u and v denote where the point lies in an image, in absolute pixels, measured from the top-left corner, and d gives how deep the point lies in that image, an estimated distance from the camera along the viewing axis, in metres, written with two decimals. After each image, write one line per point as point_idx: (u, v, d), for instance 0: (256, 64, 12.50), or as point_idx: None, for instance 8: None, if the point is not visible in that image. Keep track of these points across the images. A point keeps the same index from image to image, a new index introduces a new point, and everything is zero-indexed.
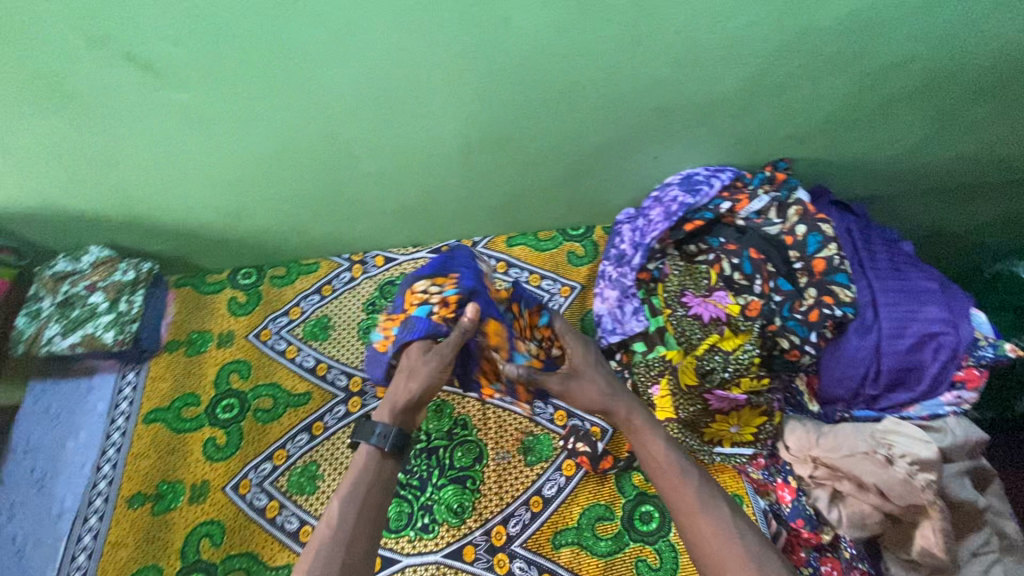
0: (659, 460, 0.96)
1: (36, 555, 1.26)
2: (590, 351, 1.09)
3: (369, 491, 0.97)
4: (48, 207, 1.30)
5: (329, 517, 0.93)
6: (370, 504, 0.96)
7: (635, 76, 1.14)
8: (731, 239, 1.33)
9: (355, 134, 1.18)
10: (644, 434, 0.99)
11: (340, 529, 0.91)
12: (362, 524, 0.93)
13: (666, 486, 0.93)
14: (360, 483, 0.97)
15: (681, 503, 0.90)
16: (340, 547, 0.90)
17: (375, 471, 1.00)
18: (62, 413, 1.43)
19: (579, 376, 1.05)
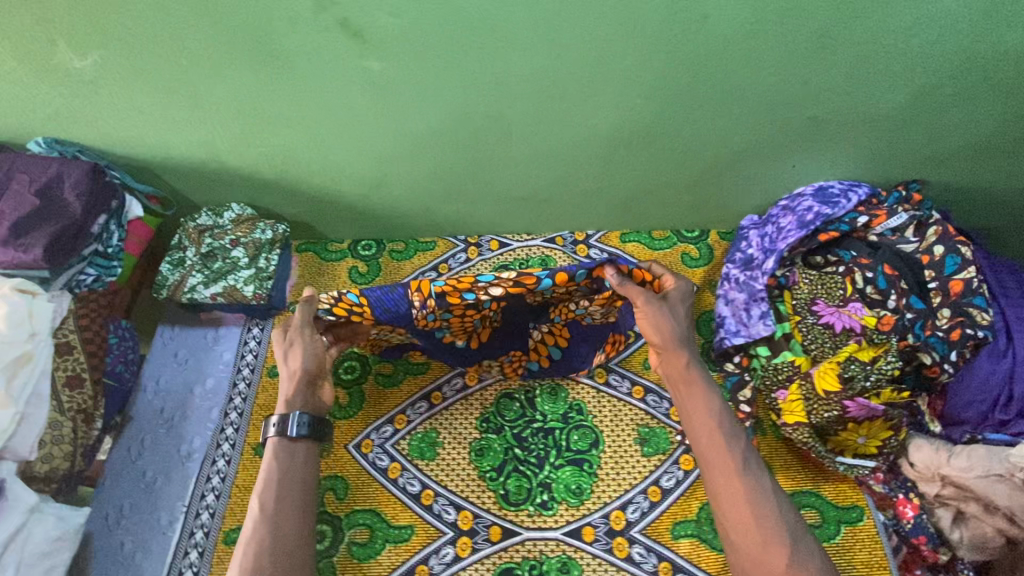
0: (696, 410, 1.15)
1: (165, 491, 1.31)
2: (676, 302, 1.23)
3: (274, 485, 1.09)
4: (207, 163, 1.35)
5: (253, 510, 1.07)
6: (292, 488, 1.10)
7: (802, 85, 1.17)
8: (863, 253, 1.34)
9: (519, 117, 1.23)
10: (692, 386, 1.17)
11: (260, 522, 1.05)
12: (288, 513, 1.07)
13: (699, 432, 1.13)
14: (284, 476, 1.10)
15: (709, 448, 1.11)
16: (277, 534, 1.04)
17: (291, 464, 1.12)
18: (190, 357, 1.48)
19: (660, 316, 1.20)
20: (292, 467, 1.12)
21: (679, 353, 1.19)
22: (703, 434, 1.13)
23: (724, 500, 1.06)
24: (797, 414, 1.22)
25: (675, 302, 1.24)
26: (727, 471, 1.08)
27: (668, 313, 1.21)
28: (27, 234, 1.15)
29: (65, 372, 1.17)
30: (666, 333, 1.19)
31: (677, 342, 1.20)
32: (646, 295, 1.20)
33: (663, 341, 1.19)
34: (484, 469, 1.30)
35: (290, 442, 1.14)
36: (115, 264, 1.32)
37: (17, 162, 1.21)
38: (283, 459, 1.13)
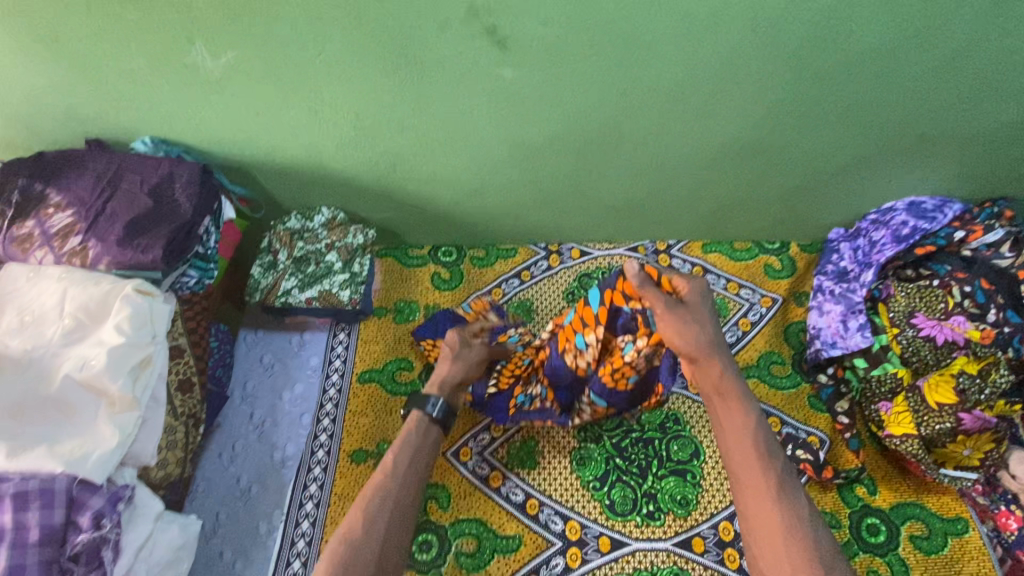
0: (739, 435, 0.96)
1: (261, 499, 1.27)
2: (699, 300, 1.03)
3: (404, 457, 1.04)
4: (309, 165, 1.34)
5: (378, 474, 1.02)
6: (418, 456, 1.06)
7: (919, 103, 1.20)
8: (958, 268, 1.37)
9: (635, 126, 1.24)
10: (731, 402, 0.99)
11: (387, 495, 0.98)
12: (409, 487, 1.01)
13: (738, 461, 0.95)
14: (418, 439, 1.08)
15: (750, 482, 0.93)
16: (390, 506, 0.97)
17: (424, 432, 1.09)
18: (276, 363, 1.44)
19: (682, 324, 1.00)
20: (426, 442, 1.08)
21: (715, 364, 1.00)
22: (739, 464, 0.95)
23: (765, 546, 0.88)
24: (905, 425, 1.24)
25: (700, 304, 1.03)
26: (766, 508, 0.90)
27: (690, 317, 1.01)
28: (142, 235, 1.13)
29: (178, 376, 1.15)
30: (694, 343, 1.00)
31: (707, 351, 1.00)
32: (665, 303, 1.00)
33: (691, 352, 1.00)
34: (587, 479, 1.29)
35: (424, 417, 1.11)
36: (212, 266, 1.27)
37: (125, 162, 1.21)
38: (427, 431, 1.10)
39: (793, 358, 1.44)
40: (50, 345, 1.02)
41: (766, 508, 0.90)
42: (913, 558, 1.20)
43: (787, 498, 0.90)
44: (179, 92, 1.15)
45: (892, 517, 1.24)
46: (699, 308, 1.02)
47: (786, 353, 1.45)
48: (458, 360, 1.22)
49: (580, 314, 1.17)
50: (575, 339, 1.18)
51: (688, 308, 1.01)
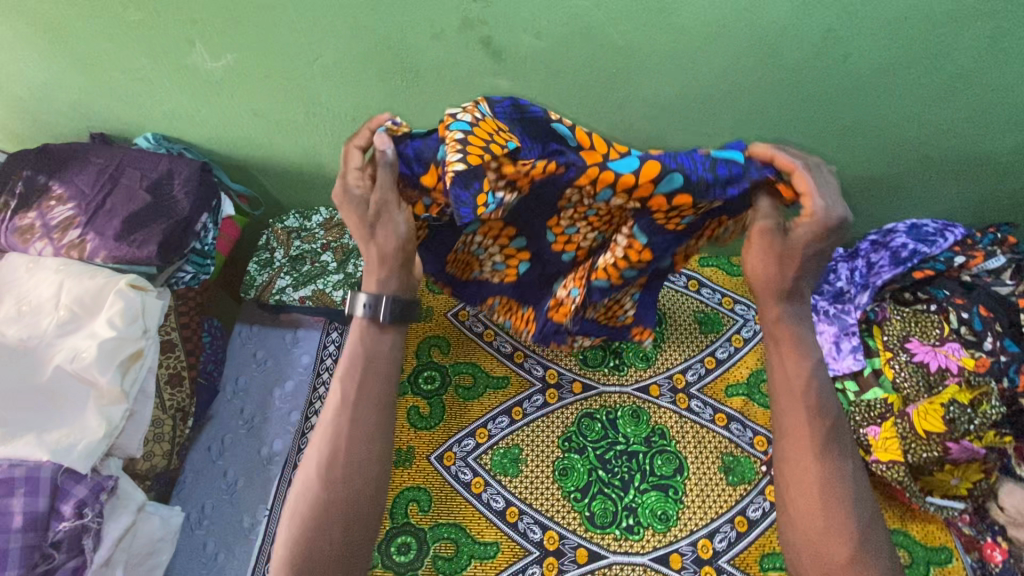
0: (793, 399, 0.98)
1: (246, 493, 1.29)
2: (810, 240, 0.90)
3: (353, 387, 0.98)
4: (307, 167, 1.36)
5: (333, 400, 0.98)
6: (373, 378, 0.99)
7: (922, 126, 1.18)
8: (956, 293, 1.34)
9: (631, 140, 1.24)
10: (796, 365, 0.99)
11: (344, 414, 0.96)
12: (367, 414, 0.96)
13: (793, 427, 0.97)
14: (367, 357, 1.00)
15: (800, 445, 0.96)
16: (348, 431, 0.95)
17: (376, 348, 1.01)
18: (269, 359, 1.46)
19: (778, 276, 0.95)
20: (369, 357, 0.99)
21: (794, 327, 1.00)
22: (795, 426, 0.97)
23: (797, 496, 0.94)
24: (892, 452, 1.21)
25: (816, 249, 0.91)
26: (808, 471, 0.95)
27: (782, 254, 0.94)
28: (139, 230, 1.16)
29: (168, 370, 1.16)
30: (777, 304, 0.99)
31: (782, 301, 0.98)
32: (759, 230, 0.93)
33: (761, 301, 1.00)
34: (568, 490, 1.29)
35: (369, 322, 1.00)
36: (209, 261, 1.29)
37: (126, 158, 1.23)
38: (372, 340, 1.01)
39: None
40: (45, 335, 1.04)
41: (809, 473, 0.94)
42: None
43: (833, 468, 0.94)
44: (180, 91, 1.17)
45: None
46: (799, 242, 0.92)
47: None
48: (378, 233, 0.96)
49: (641, 177, 0.88)
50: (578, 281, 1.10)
51: (790, 258, 0.93)
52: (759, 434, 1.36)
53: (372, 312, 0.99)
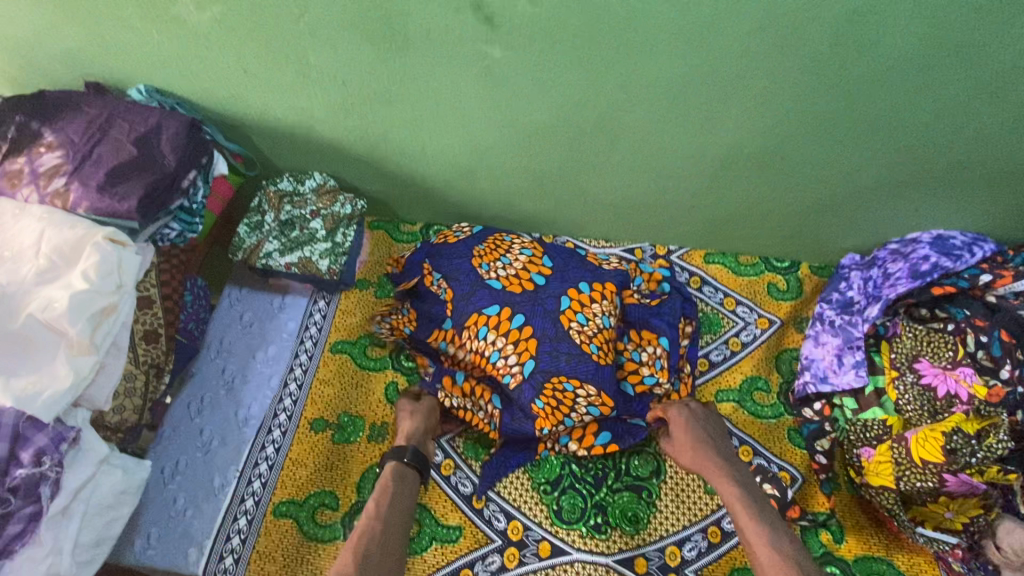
0: (738, 505, 1.09)
1: (219, 453, 1.29)
2: (690, 429, 1.22)
3: (389, 492, 1.13)
4: (301, 131, 1.33)
5: (367, 511, 1.08)
6: (398, 498, 1.12)
7: (952, 127, 1.08)
8: (978, 314, 1.23)
9: (633, 122, 1.17)
10: (730, 488, 1.12)
11: (379, 524, 1.05)
12: (396, 526, 1.07)
13: (745, 524, 1.06)
14: (398, 475, 1.16)
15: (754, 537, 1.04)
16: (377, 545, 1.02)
17: (410, 477, 1.18)
18: (255, 322, 1.46)
19: (670, 441, 1.23)
20: (399, 491, 1.13)
21: (710, 461, 1.17)
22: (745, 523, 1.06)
23: None
24: (883, 477, 1.15)
25: (701, 424, 1.23)
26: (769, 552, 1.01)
27: (690, 424, 1.23)
28: (121, 183, 1.15)
29: (144, 326, 1.17)
30: (688, 455, 1.20)
31: (701, 450, 1.19)
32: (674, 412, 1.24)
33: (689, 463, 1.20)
34: (538, 481, 1.26)
35: (398, 464, 1.18)
36: (196, 220, 1.28)
37: (117, 110, 1.21)
38: (398, 486, 1.14)
39: (780, 388, 1.37)
40: (24, 283, 1.04)
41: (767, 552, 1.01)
42: None
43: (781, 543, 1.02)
44: (170, 44, 1.15)
45: (854, 570, 1.16)
46: (682, 422, 1.23)
47: (773, 381, 1.38)
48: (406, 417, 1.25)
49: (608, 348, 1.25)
50: (567, 388, 1.21)
51: (677, 432, 1.22)
52: (745, 444, 1.30)
53: (399, 453, 1.19)
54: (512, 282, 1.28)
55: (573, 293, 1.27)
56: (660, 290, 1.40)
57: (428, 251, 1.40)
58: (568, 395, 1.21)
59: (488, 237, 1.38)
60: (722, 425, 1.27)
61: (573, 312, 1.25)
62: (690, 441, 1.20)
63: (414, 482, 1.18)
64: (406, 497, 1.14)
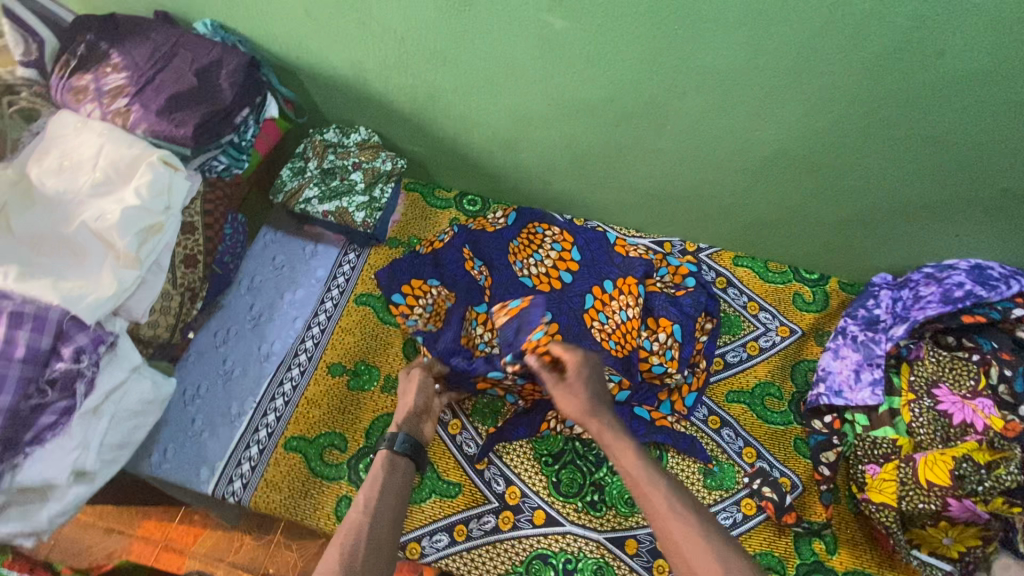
0: (645, 481, 0.92)
1: (239, 383, 1.35)
2: (587, 386, 1.00)
3: (381, 484, 1.02)
4: (354, 83, 1.36)
5: (356, 504, 0.98)
6: (390, 486, 1.03)
7: (1006, 152, 1.06)
8: (1005, 348, 1.23)
9: (681, 110, 1.17)
10: (627, 454, 0.96)
11: (368, 516, 0.95)
12: (386, 519, 0.97)
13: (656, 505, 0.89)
14: (388, 465, 1.07)
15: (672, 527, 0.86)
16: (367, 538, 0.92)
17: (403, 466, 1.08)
18: (286, 265, 1.50)
19: (564, 388, 1.01)
20: (390, 482, 1.03)
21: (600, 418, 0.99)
22: (653, 508, 0.89)
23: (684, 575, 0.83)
24: (886, 494, 1.15)
25: (580, 366, 1.01)
26: (694, 549, 0.83)
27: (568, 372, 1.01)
28: (179, 111, 1.19)
29: (184, 250, 1.22)
30: (577, 407, 1.00)
31: (587, 404, 1.00)
32: (570, 356, 1.01)
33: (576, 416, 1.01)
34: (540, 452, 1.28)
35: (389, 452, 1.09)
36: (244, 158, 1.33)
37: (182, 39, 1.25)
38: (390, 477, 1.04)
39: (792, 397, 1.36)
40: (79, 192, 1.09)
41: (687, 545, 0.84)
42: None
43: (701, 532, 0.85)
44: None
45: None
46: (575, 369, 1.01)
47: (786, 389, 1.37)
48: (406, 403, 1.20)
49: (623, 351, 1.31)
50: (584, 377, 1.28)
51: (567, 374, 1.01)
52: (749, 445, 1.31)
53: (389, 442, 1.10)
54: (541, 280, 1.39)
55: (597, 290, 1.36)
56: (690, 283, 1.41)
57: (467, 237, 1.42)
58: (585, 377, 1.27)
59: (523, 228, 1.46)
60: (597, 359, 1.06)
61: (595, 311, 1.34)
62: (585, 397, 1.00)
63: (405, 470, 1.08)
64: (399, 486, 1.04)
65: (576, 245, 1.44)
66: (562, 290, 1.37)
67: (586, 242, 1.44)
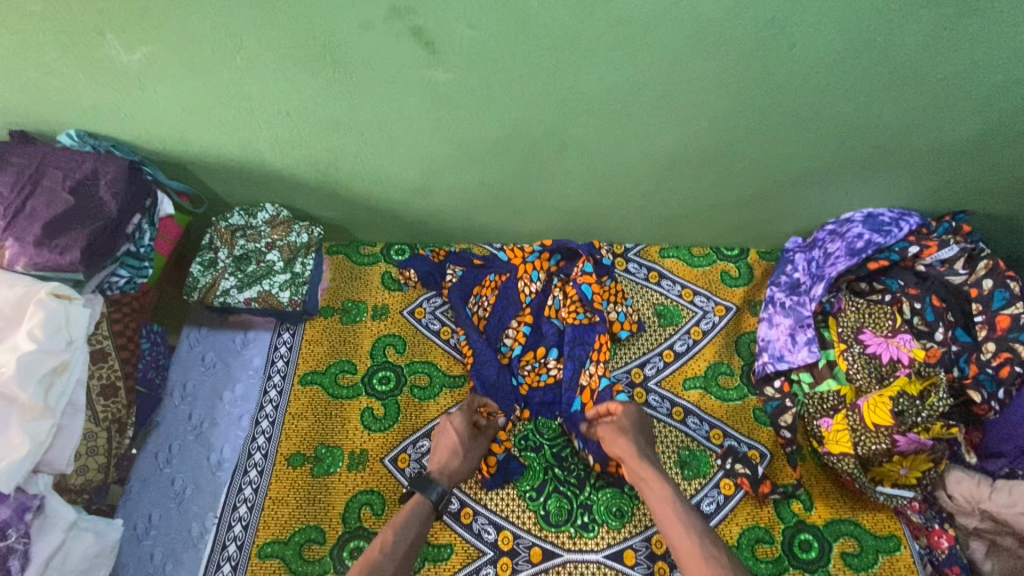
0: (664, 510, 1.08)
1: (195, 501, 1.26)
2: (635, 423, 1.23)
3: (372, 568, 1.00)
4: (249, 165, 1.31)
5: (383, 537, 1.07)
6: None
7: (870, 114, 1.18)
8: (911, 283, 1.35)
9: (580, 131, 1.20)
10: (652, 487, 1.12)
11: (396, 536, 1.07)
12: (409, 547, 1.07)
13: (660, 509, 1.09)
14: (373, 563, 1.01)
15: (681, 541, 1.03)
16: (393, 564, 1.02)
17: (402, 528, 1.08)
18: (218, 362, 1.41)
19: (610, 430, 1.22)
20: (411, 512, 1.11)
21: (636, 456, 1.17)
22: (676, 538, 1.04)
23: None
24: (843, 444, 1.22)
25: (631, 421, 1.23)
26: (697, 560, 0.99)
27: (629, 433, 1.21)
28: (61, 235, 1.11)
29: (100, 381, 1.15)
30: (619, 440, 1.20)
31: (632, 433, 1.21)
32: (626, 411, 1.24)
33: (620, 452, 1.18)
34: (523, 489, 1.28)
35: (420, 498, 1.13)
36: (145, 264, 1.26)
37: (47, 157, 1.17)
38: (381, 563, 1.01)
39: (741, 370, 1.42)
40: None
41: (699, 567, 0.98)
42: None
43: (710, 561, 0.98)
44: (98, 85, 1.12)
45: (825, 534, 1.23)
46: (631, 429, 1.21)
47: (735, 364, 1.42)
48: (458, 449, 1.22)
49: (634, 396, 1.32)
50: (530, 271, 1.43)
51: (622, 421, 1.23)
52: (715, 427, 1.35)
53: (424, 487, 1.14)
54: (533, 370, 1.37)
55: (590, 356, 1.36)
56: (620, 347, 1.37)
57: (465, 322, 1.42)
58: (522, 275, 1.42)
59: (482, 284, 1.47)
60: (648, 425, 1.26)
61: (597, 379, 1.34)
62: (629, 441, 1.18)
63: (396, 565, 1.03)
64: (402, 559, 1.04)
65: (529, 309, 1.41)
66: (541, 347, 1.38)
67: (538, 302, 1.42)
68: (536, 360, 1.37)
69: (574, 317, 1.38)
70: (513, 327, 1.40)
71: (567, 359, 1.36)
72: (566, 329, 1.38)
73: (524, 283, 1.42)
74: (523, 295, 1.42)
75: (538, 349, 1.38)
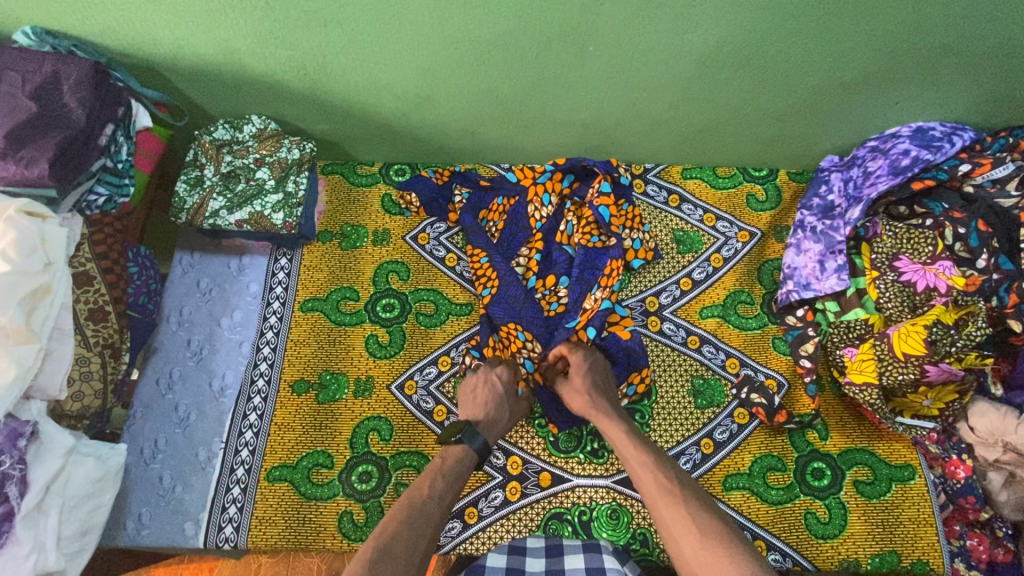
0: (634, 458, 0.99)
1: (200, 427, 1.24)
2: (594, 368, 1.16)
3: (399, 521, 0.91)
4: (229, 69, 1.17)
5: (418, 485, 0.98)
6: (416, 528, 0.91)
7: (938, 6, 1.02)
8: (955, 206, 1.24)
9: (602, 27, 1.05)
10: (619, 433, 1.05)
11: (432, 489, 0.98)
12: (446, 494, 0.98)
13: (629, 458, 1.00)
14: (415, 505, 0.94)
15: (650, 488, 0.94)
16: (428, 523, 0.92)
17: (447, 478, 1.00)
18: (214, 288, 1.35)
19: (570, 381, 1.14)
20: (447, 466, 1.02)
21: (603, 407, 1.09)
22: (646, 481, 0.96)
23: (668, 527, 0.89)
24: (867, 374, 1.18)
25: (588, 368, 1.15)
26: (683, 522, 0.87)
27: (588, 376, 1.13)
28: (26, 146, 1.00)
29: (88, 304, 1.09)
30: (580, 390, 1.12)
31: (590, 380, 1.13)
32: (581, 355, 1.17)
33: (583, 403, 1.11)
34: (533, 415, 1.26)
35: (464, 448, 1.05)
36: (125, 182, 1.19)
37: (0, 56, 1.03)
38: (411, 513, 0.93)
39: (762, 300, 1.34)
40: None
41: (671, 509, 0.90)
42: (853, 501, 1.18)
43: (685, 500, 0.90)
44: None
45: (840, 462, 1.21)
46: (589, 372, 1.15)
47: (756, 293, 1.35)
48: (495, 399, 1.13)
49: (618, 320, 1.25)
50: (541, 194, 1.33)
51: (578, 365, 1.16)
52: (732, 356, 1.30)
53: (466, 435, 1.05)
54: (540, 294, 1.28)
55: (602, 282, 1.26)
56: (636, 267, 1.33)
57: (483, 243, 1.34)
58: (533, 197, 1.32)
59: (483, 209, 1.38)
60: (606, 371, 1.18)
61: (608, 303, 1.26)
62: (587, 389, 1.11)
63: (438, 500, 0.96)
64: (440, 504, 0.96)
65: (541, 233, 1.32)
66: (552, 271, 1.29)
67: (550, 226, 1.33)
68: (543, 284, 1.28)
69: (587, 241, 1.30)
70: (524, 253, 1.31)
71: (575, 282, 1.27)
72: (577, 254, 1.29)
73: (535, 207, 1.33)
74: (534, 220, 1.33)
75: (548, 277, 1.29)
